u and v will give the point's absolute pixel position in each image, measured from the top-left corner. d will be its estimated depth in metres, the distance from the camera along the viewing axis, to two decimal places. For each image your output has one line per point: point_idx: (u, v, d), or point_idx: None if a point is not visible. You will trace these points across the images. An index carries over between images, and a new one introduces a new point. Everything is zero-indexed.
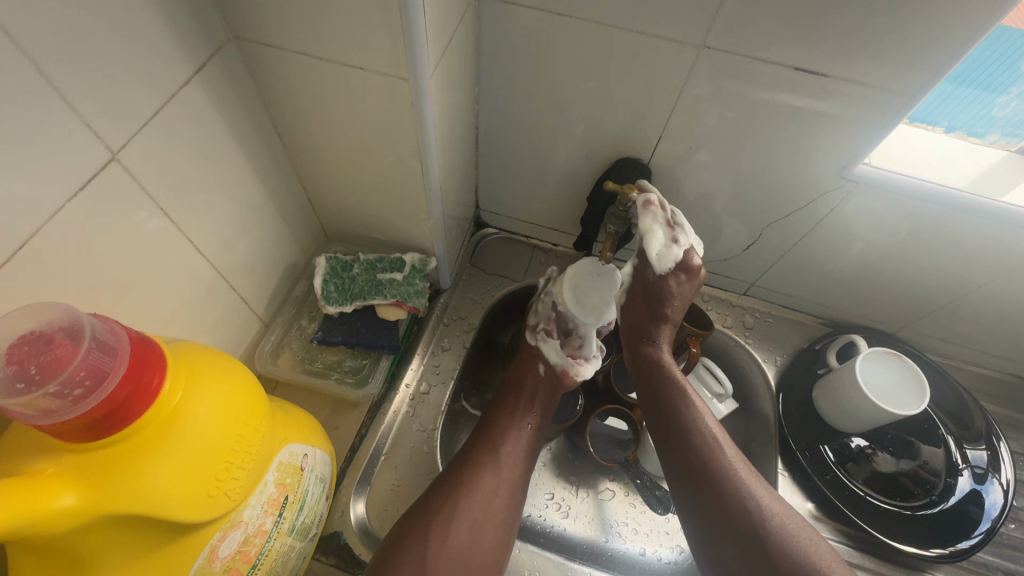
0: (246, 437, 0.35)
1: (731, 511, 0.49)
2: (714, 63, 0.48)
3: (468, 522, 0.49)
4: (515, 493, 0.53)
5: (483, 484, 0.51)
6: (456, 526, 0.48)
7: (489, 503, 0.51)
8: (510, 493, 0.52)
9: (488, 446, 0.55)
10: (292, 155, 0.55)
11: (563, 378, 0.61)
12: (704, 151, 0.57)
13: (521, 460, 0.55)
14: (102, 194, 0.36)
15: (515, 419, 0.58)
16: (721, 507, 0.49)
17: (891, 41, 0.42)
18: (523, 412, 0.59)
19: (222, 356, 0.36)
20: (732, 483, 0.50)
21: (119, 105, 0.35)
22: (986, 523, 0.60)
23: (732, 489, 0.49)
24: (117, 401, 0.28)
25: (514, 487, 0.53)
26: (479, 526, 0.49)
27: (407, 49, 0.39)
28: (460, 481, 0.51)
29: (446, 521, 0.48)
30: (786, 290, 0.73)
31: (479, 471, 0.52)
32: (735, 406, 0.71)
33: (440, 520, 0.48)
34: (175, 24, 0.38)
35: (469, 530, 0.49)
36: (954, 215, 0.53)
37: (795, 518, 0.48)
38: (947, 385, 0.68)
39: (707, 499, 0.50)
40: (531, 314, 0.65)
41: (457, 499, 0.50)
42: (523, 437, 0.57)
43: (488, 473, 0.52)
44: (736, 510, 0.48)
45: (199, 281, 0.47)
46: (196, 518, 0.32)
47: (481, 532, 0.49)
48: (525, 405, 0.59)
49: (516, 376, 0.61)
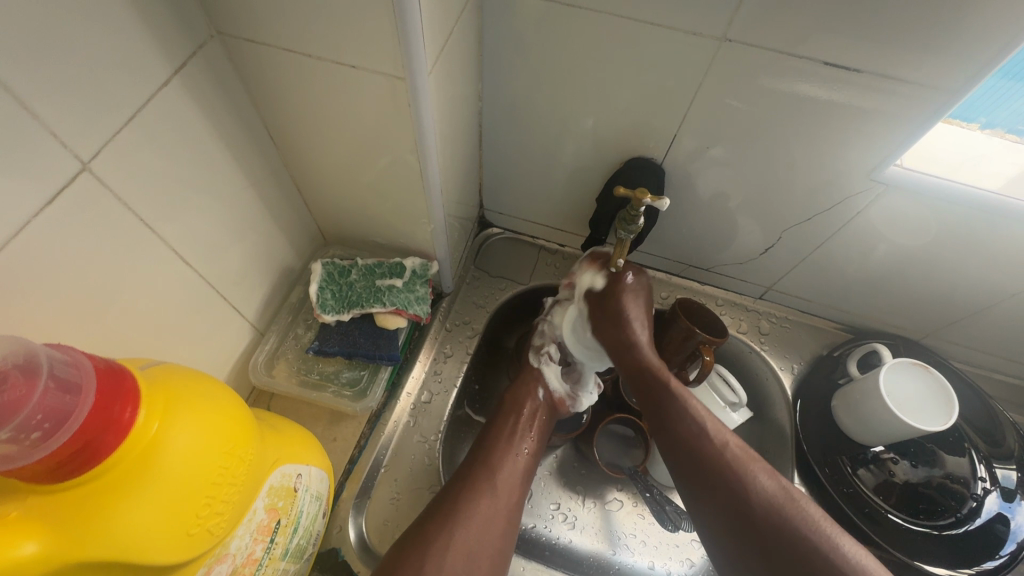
0: (231, 469, 0.33)
1: (722, 491, 0.47)
2: (735, 57, 0.45)
3: (463, 550, 0.46)
4: (512, 519, 0.51)
5: (481, 510, 0.49)
6: (451, 556, 0.45)
7: (485, 534, 0.48)
8: (506, 521, 0.50)
9: (484, 471, 0.52)
10: (284, 156, 0.52)
11: (559, 407, 0.62)
12: (722, 150, 0.54)
13: (518, 486, 0.53)
14: (73, 206, 0.33)
15: (513, 444, 0.55)
16: (713, 488, 0.48)
17: (933, 32, 0.38)
18: (520, 435, 0.57)
19: (204, 378, 0.34)
20: (722, 464, 0.48)
21: (91, 111, 0.32)
22: (1012, 545, 0.57)
23: (722, 471, 0.48)
24: (83, 442, 0.26)
25: (511, 514, 0.51)
26: (476, 557, 0.47)
27: (404, 47, 0.36)
28: (453, 508, 0.49)
29: (442, 550, 0.45)
30: (804, 295, 0.70)
31: (476, 498, 0.50)
32: (748, 415, 0.67)
33: (436, 549, 0.45)
34: (152, 21, 0.35)
35: (463, 560, 0.46)
36: (992, 219, 0.49)
37: (793, 492, 0.46)
38: (974, 397, 0.64)
39: (700, 485, 0.49)
40: (537, 334, 0.66)
41: (453, 527, 0.47)
42: (520, 464, 0.55)
43: (485, 498, 0.50)
44: (729, 493, 0.47)
45: (187, 291, 0.45)
46: (174, 561, 0.30)
47: (477, 562, 0.46)
48: (523, 428, 0.57)
49: (516, 399, 0.60)
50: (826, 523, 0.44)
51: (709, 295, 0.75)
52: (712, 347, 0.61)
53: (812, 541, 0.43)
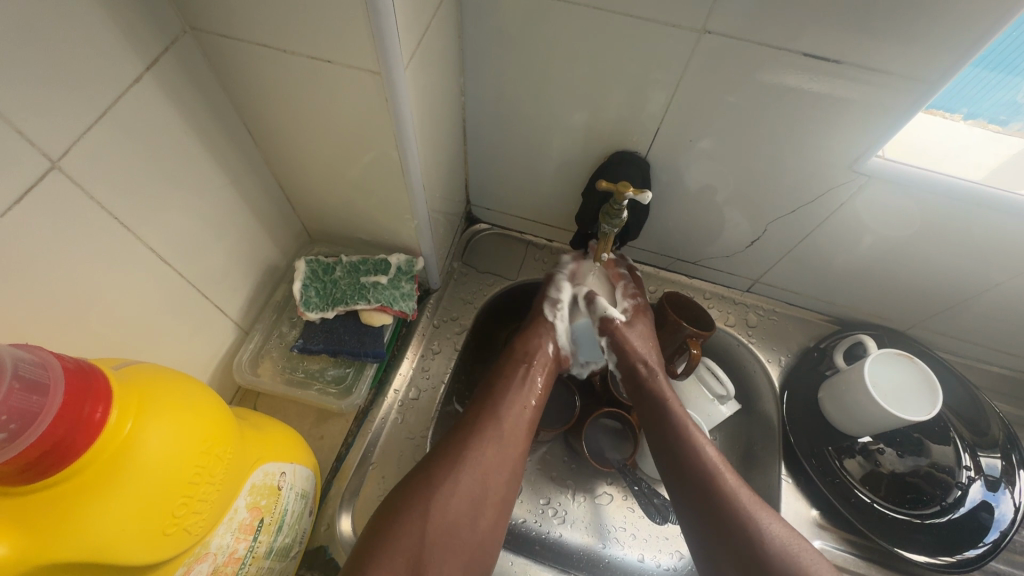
0: (209, 468, 0.33)
1: (728, 534, 0.48)
2: (715, 48, 0.45)
3: (467, 496, 0.48)
4: (515, 468, 0.52)
5: (487, 459, 0.50)
6: (456, 501, 0.47)
7: (486, 481, 0.50)
8: (509, 472, 0.51)
9: (492, 420, 0.53)
10: (265, 153, 0.51)
11: (561, 362, 0.63)
12: (707, 141, 0.54)
13: (522, 437, 0.54)
14: (43, 207, 0.33)
15: (520, 396, 0.55)
16: (723, 536, 0.48)
17: (910, 23, 0.39)
18: (529, 384, 0.57)
19: (181, 377, 0.34)
20: (733, 509, 0.48)
21: (58, 109, 0.32)
22: (995, 533, 0.58)
23: (731, 519, 0.48)
24: (53, 441, 0.26)
25: (514, 463, 0.52)
26: (479, 503, 0.49)
27: (379, 40, 0.36)
28: (459, 451, 0.50)
29: (447, 495, 0.47)
30: (791, 287, 0.70)
31: (484, 446, 0.51)
32: (737, 408, 0.67)
33: (441, 494, 0.47)
34: (122, 17, 0.34)
35: (467, 505, 0.48)
36: (973, 209, 0.49)
37: (800, 541, 0.47)
38: (960, 386, 0.65)
39: (710, 531, 0.49)
40: (552, 286, 0.65)
41: (459, 474, 0.49)
42: (525, 415, 0.55)
43: (491, 447, 0.51)
44: (739, 540, 0.47)
45: (167, 290, 0.45)
46: (150, 559, 0.30)
47: (479, 509, 0.48)
48: (531, 379, 0.57)
49: (525, 352, 0.59)
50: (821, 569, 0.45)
51: (697, 288, 0.75)
52: (700, 340, 0.61)
53: None
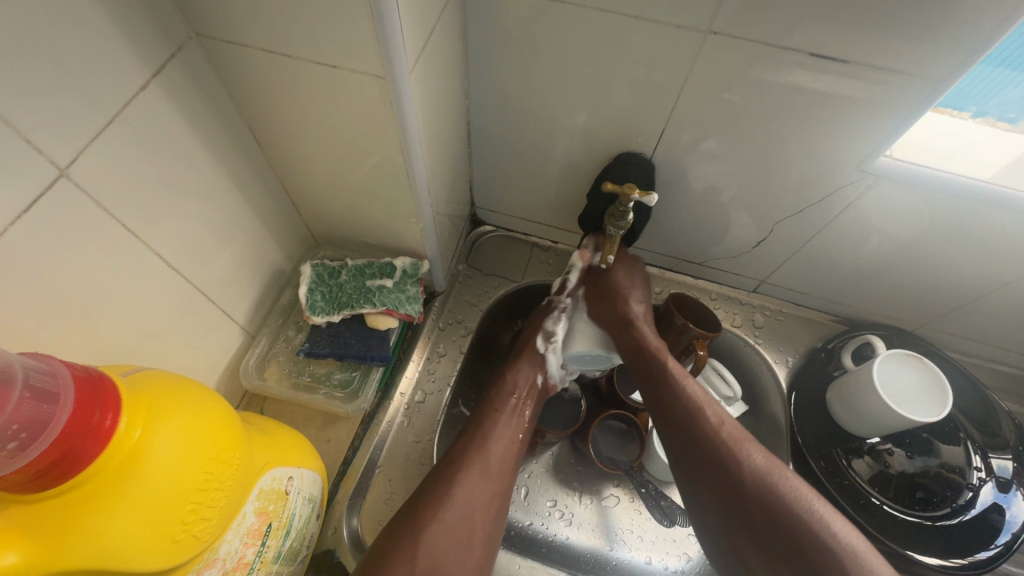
0: (217, 474, 0.33)
1: (708, 462, 0.48)
2: (721, 49, 0.44)
3: (455, 537, 0.46)
4: (501, 504, 0.51)
5: (473, 495, 0.49)
6: (443, 543, 0.46)
7: (473, 519, 0.48)
8: (494, 510, 0.50)
9: (476, 458, 0.52)
10: (270, 158, 0.52)
11: (550, 390, 0.64)
12: (713, 141, 0.53)
13: (509, 472, 0.53)
14: (50, 214, 0.33)
15: (507, 429, 0.55)
16: (704, 468, 0.48)
17: (918, 21, 0.38)
18: (516, 418, 0.57)
19: (189, 383, 0.34)
20: (716, 442, 0.49)
21: (66, 119, 0.32)
22: (1007, 535, 0.57)
23: (714, 452, 0.48)
24: (63, 450, 0.26)
25: (500, 500, 0.51)
26: (466, 543, 0.47)
27: (382, 45, 0.36)
28: (444, 492, 0.49)
29: (434, 535, 0.46)
30: (798, 287, 0.70)
31: (469, 483, 0.50)
32: (742, 409, 0.67)
33: (429, 534, 0.46)
34: (128, 24, 0.34)
35: (454, 545, 0.46)
36: (983, 209, 0.49)
37: (785, 473, 0.47)
38: (970, 386, 0.64)
39: (692, 470, 0.49)
40: (550, 318, 0.66)
41: (445, 512, 0.47)
42: (511, 451, 0.54)
43: (477, 483, 0.50)
44: (721, 471, 0.47)
45: (173, 296, 0.45)
46: (159, 567, 0.30)
47: (467, 546, 0.47)
48: (519, 412, 0.57)
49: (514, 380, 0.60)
50: (811, 495, 0.45)
51: (703, 290, 0.74)
52: (706, 341, 0.60)
53: (793, 518, 0.43)
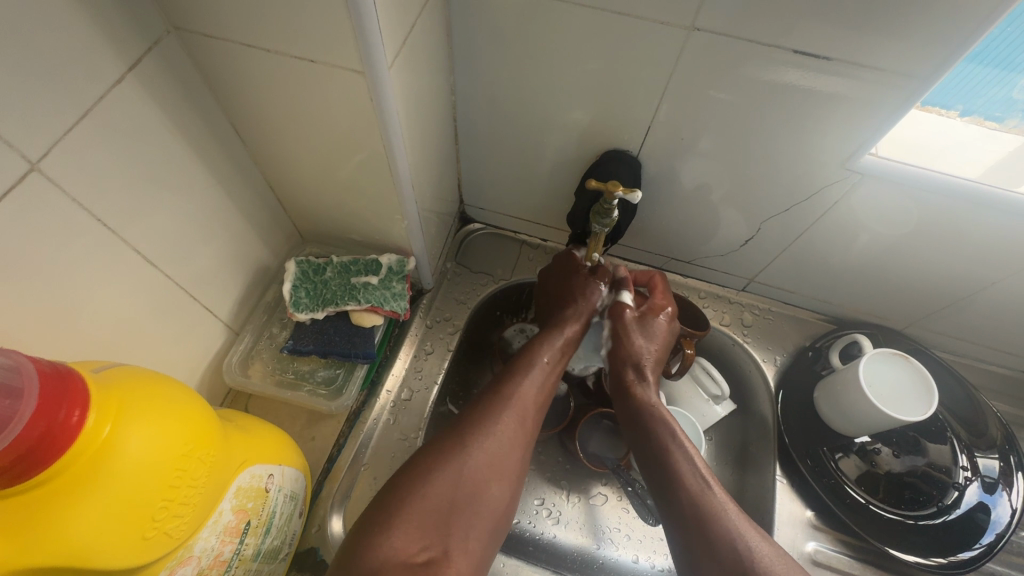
0: (190, 472, 0.33)
1: (711, 549, 0.42)
2: (704, 46, 0.44)
3: (494, 461, 0.46)
4: (530, 443, 0.50)
5: (511, 427, 0.48)
6: (485, 466, 0.45)
7: (512, 448, 0.48)
8: (525, 447, 0.49)
9: (521, 387, 0.51)
10: (253, 153, 0.51)
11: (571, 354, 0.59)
12: (700, 138, 0.53)
13: (537, 412, 0.52)
14: (23, 208, 0.32)
15: (540, 376, 0.53)
16: (712, 549, 0.42)
17: (902, 18, 0.38)
18: (544, 367, 0.54)
19: (162, 378, 0.34)
20: (718, 526, 0.43)
21: (37, 114, 0.32)
22: (990, 536, 0.57)
23: (718, 537, 0.43)
24: (29, 443, 0.25)
25: (530, 439, 0.50)
26: (505, 466, 0.47)
27: (361, 40, 0.36)
28: (493, 413, 0.48)
29: (478, 454, 0.46)
30: (787, 286, 0.69)
31: (514, 413, 0.49)
32: (732, 406, 0.69)
33: (472, 452, 0.46)
34: (103, 18, 0.34)
35: (495, 469, 0.46)
36: (968, 207, 0.49)
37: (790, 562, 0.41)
38: (958, 386, 0.64)
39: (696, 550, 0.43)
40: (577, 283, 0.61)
41: (488, 435, 0.47)
42: (540, 394, 0.52)
43: (512, 415, 0.49)
44: (723, 555, 0.42)
45: (153, 292, 0.44)
46: (130, 564, 0.30)
47: (506, 473, 0.46)
48: (552, 360, 0.55)
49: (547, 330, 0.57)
50: None
51: (692, 288, 0.74)
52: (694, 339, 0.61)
53: None
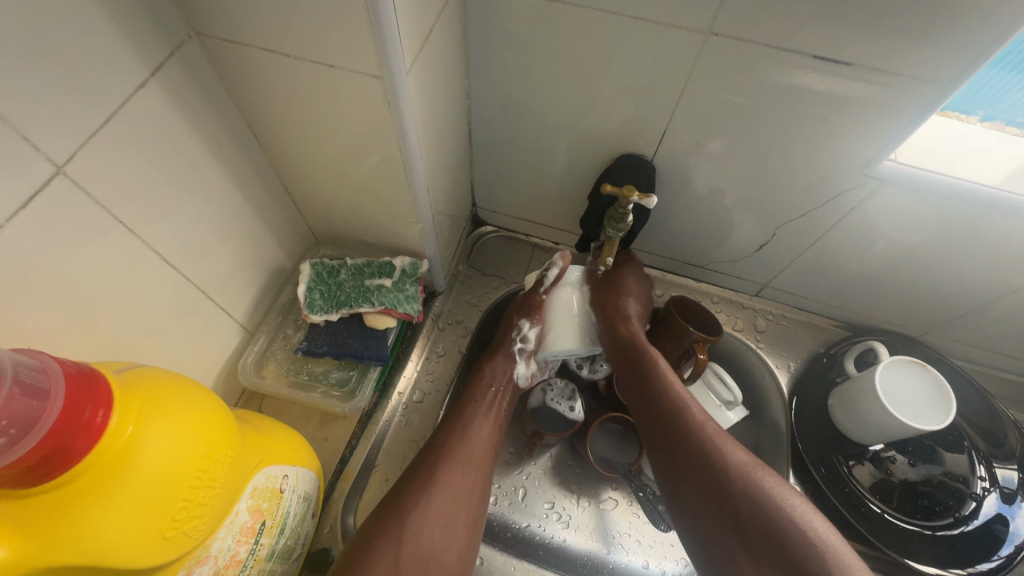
0: (209, 472, 0.33)
1: (687, 464, 0.48)
2: (722, 50, 0.44)
3: (440, 520, 0.47)
4: (479, 499, 0.50)
5: (452, 480, 0.49)
6: (428, 527, 0.46)
7: (456, 505, 0.48)
8: (472, 500, 0.50)
9: (462, 442, 0.52)
10: (270, 156, 0.52)
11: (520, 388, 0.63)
12: (715, 143, 0.53)
13: (487, 461, 0.53)
14: (48, 210, 0.33)
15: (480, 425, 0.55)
16: (689, 463, 0.48)
17: (922, 24, 0.38)
18: (481, 416, 0.56)
19: (181, 380, 0.34)
20: (696, 439, 0.49)
21: (63, 117, 0.32)
22: (1010, 548, 0.57)
23: (696, 445, 0.48)
24: (54, 445, 0.26)
25: (479, 489, 0.51)
26: (451, 522, 0.47)
27: (379, 45, 0.36)
28: (432, 473, 0.49)
29: (420, 520, 0.46)
30: (802, 292, 0.69)
31: (455, 466, 0.50)
32: (745, 412, 0.67)
33: (414, 517, 0.46)
34: (127, 23, 0.35)
35: (440, 529, 0.47)
36: (989, 214, 0.48)
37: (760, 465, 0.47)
38: (976, 395, 0.63)
39: (676, 469, 0.49)
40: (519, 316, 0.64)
41: (430, 496, 0.48)
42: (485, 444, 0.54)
43: (455, 472, 0.50)
44: (702, 466, 0.47)
45: (172, 293, 0.45)
46: (151, 563, 0.30)
47: (453, 531, 0.47)
48: (485, 408, 0.56)
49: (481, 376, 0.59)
50: (791, 496, 0.44)
51: (705, 293, 0.74)
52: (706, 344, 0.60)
53: (781, 521, 0.43)
